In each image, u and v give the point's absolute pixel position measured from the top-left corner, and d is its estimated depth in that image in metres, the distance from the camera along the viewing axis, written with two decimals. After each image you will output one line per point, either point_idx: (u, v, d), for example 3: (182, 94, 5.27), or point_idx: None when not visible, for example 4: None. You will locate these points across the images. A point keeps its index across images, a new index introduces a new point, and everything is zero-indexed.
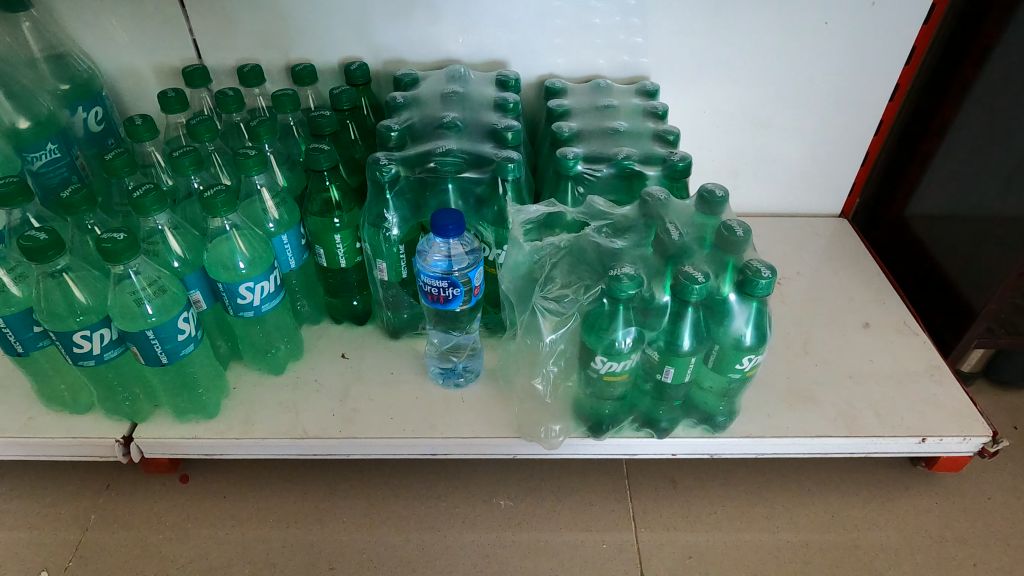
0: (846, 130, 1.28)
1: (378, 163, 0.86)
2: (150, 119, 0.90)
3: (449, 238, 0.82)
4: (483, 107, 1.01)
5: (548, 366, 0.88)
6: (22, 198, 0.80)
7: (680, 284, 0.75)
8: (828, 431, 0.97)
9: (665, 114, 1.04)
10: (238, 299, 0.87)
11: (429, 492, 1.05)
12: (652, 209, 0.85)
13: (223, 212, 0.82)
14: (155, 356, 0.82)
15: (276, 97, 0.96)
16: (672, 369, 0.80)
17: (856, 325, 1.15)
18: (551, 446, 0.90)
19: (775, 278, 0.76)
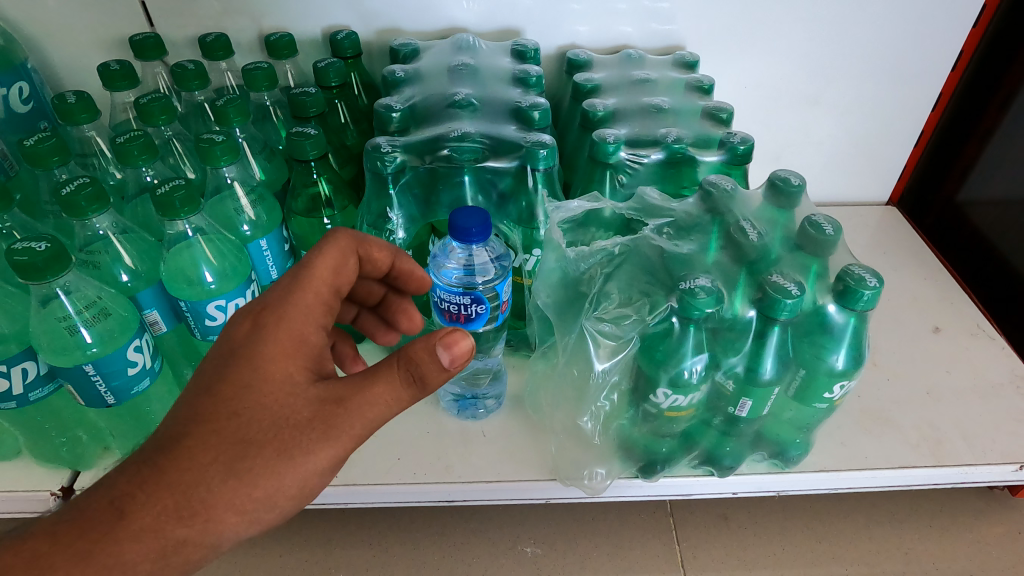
0: (902, 107, 1.13)
1: (379, 150, 0.71)
2: (87, 95, 0.72)
3: (471, 244, 0.65)
4: (500, 81, 0.85)
5: (600, 401, 0.71)
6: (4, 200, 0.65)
7: (769, 298, 0.60)
8: (912, 461, 0.82)
9: (710, 89, 0.88)
10: (207, 321, 0.69)
11: (439, 538, 0.89)
12: (717, 203, 0.69)
13: (184, 214, 0.63)
14: (98, 397, 0.65)
15: (247, 71, 0.78)
16: (750, 402, 0.65)
17: (924, 330, 1.01)
18: (595, 492, 0.73)
19: (883, 288, 0.61)
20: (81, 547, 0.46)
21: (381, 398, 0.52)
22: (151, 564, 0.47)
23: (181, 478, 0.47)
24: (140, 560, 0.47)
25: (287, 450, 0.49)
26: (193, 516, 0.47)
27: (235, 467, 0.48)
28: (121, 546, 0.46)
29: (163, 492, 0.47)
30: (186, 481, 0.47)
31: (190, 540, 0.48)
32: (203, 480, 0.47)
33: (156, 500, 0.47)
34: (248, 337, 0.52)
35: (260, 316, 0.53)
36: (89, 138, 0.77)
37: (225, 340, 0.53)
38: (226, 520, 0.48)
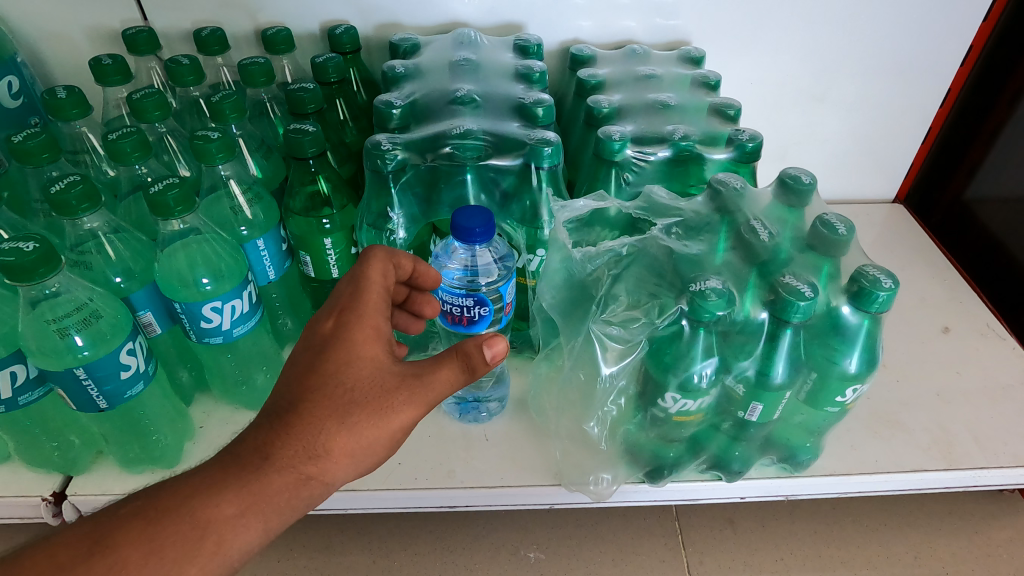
0: (910, 102, 1.11)
1: (379, 148, 0.69)
2: (78, 90, 0.70)
3: (475, 244, 0.63)
4: (502, 76, 0.83)
5: (607, 406, 0.68)
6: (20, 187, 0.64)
7: (781, 300, 0.58)
8: (923, 464, 0.81)
9: (717, 85, 0.87)
10: (202, 323, 0.67)
11: (440, 543, 0.87)
12: (726, 202, 0.68)
13: (178, 214, 0.61)
14: (90, 402, 0.63)
15: (243, 66, 0.76)
16: (760, 406, 0.64)
17: (933, 330, 0.99)
18: (601, 498, 0.72)
19: (897, 290, 0.59)
20: (235, 487, 0.50)
21: (454, 374, 0.56)
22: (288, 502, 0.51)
23: (303, 427, 0.51)
24: (277, 499, 0.51)
25: (385, 408, 0.53)
26: (314, 458, 0.51)
27: (347, 421, 0.52)
28: (265, 484, 0.50)
29: (291, 440, 0.51)
30: (306, 437, 0.51)
31: (317, 477, 0.52)
32: (317, 430, 0.51)
33: (287, 445, 0.51)
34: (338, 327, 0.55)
35: (343, 309, 0.56)
36: (81, 134, 0.76)
37: (312, 333, 0.56)
38: (337, 465, 0.52)
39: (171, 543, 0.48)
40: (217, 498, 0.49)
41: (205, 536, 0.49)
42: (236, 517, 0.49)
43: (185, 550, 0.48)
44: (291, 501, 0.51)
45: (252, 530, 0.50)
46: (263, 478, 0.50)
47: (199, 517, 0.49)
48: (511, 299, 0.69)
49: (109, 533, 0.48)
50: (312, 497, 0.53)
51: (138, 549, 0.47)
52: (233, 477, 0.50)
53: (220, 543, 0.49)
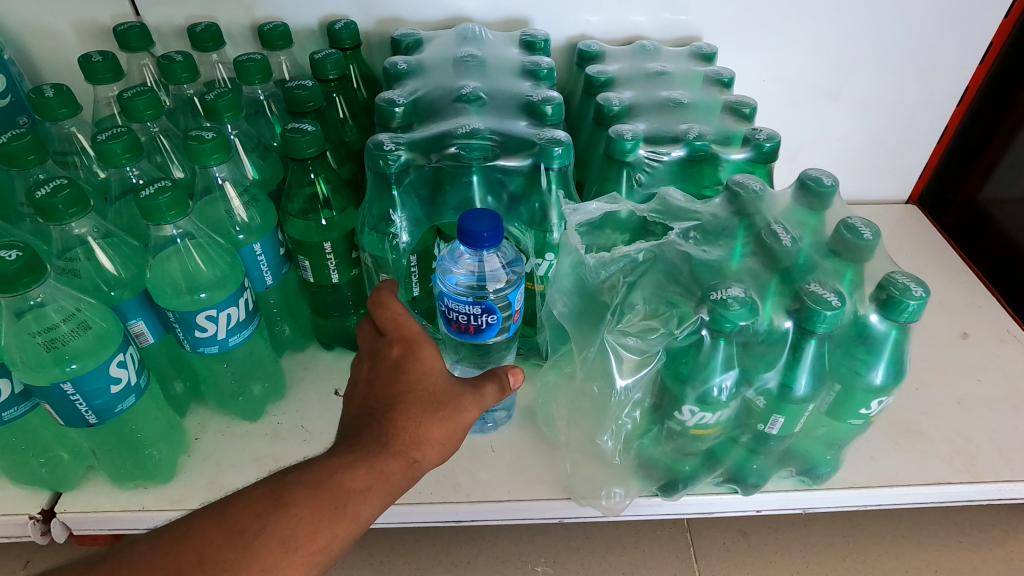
0: (927, 99, 1.07)
1: (381, 148, 0.66)
2: (67, 88, 0.67)
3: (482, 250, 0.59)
4: (508, 73, 0.80)
5: (622, 419, 0.65)
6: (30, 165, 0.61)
7: (806, 309, 0.55)
8: (947, 476, 0.78)
9: (730, 82, 0.83)
10: (197, 333, 0.64)
11: (445, 557, 0.84)
12: (745, 204, 0.65)
13: (171, 218, 0.58)
14: (79, 417, 0.60)
15: (238, 62, 0.73)
16: (781, 419, 0.61)
17: (952, 335, 0.96)
18: (613, 512, 0.69)
19: (928, 298, 0.56)
20: (360, 467, 0.53)
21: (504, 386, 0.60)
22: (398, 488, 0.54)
23: (401, 420, 0.55)
24: (390, 481, 0.54)
25: (463, 405, 0.57)
26: (417, 444, 0.55)
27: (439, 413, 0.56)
28: (381, 465, 0.53)
29: (395, 430, 0.55)
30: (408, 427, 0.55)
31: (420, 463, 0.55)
32: (414, 421, 0.55)
33: (396, 432, 0.55)
34: (404, 350, 0.58)
35: (401, 335, 0.59)
36: (71, 135, 0.73)
37: (379, 358, 0.59)
38: (428, 454, 0.56)
39: (319, 512, 0.51)
40: (349, 473, 0.52)
41: (342, 507, 0.51)
42: (363, 493, 0.52)
43: (329, 519, 0.51)
44: (400, 485, 0.54)
45: (374, 509, 0.53)
46: (379, 460, 0.54)
47: (337, 491, 0.52)
48: (519, 308, 0.66)
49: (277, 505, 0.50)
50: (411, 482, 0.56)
51: (298, 514, 0.50)
52: (356, 460, 0.53)
53: (353, 517, 0.52)
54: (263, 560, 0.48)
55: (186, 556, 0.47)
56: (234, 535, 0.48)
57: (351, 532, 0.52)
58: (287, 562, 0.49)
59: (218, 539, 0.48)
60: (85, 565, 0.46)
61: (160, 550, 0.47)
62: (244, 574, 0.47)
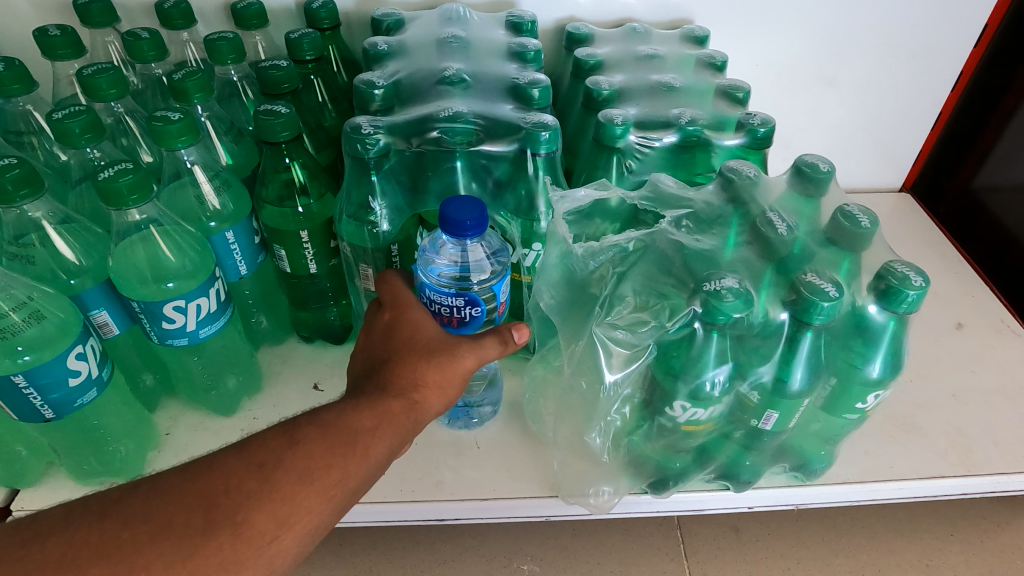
0: (922, 85, 1.05)
1: (360, 132, 0.62)
2: (19, 62, 0.63)
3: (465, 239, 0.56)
4: (494, 55, 0.77)
5: (612, 415, 0.63)
6: None
7: (803, 301, 0.53)
8: (941, 470, 0.76)
9: (723, 66, 0.81)
10: (164, 324, 0.61)
11: (428, 556, 0.82)
12: (739, 191, 0.63)
13: (133, 203, 0.55)
14: (35, 412, 0.57)
15: (209, 41, 0.69)
16: (776, 415, 0.59)
17: (946, 327, 0.94)
18: (602, 510, 0.67)
19: (928, 288, 0.54)
20: (365, 408, 0.52)
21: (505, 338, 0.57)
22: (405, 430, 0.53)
23: (401, 366, 0.54)
24: (397, 421, 0.53)
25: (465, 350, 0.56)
26: (418, 387, 0.54)
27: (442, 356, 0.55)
28: (386, 405, 0.53)
29: (396, 374, 0.54)
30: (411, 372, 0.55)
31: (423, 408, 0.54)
32: (415, 367, 0.55)
33: (396, 375, 0.54)
34: (396, 310, 0.58)
35: (394, 297, 0.59)
36: (26, 113, 0.70)
37: (374, 323, 0.59)
38: (432, 397, 0.55)
39: (333, 448, 0.50)
40: (355, 414, 0.52)
41: (352, 445, 0.50)
42: (370, 432, 0.51)
43: (341, 454, 0.50)
44: (407, 426, 0.53)
45: (385, 448, 0.52)
46: (383, 401, 0.53)
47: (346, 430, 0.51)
48: (505, 299, 0.63)
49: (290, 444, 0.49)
50: (418, 425, 0.55)
51: (313, 450, 0.49)
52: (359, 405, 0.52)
53: (364, 454, 0.51)
54: (283, 491, 0.47)
55: (209, 487, 0.45)
56: (253, 467, 0.47)
57: (365, 468, 0.50)
58: (305, 494, 0.47)
59: (240, 471, 0.47)
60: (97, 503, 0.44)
61: (181, 482, 0.46)
62: (266, 504, 0.46)
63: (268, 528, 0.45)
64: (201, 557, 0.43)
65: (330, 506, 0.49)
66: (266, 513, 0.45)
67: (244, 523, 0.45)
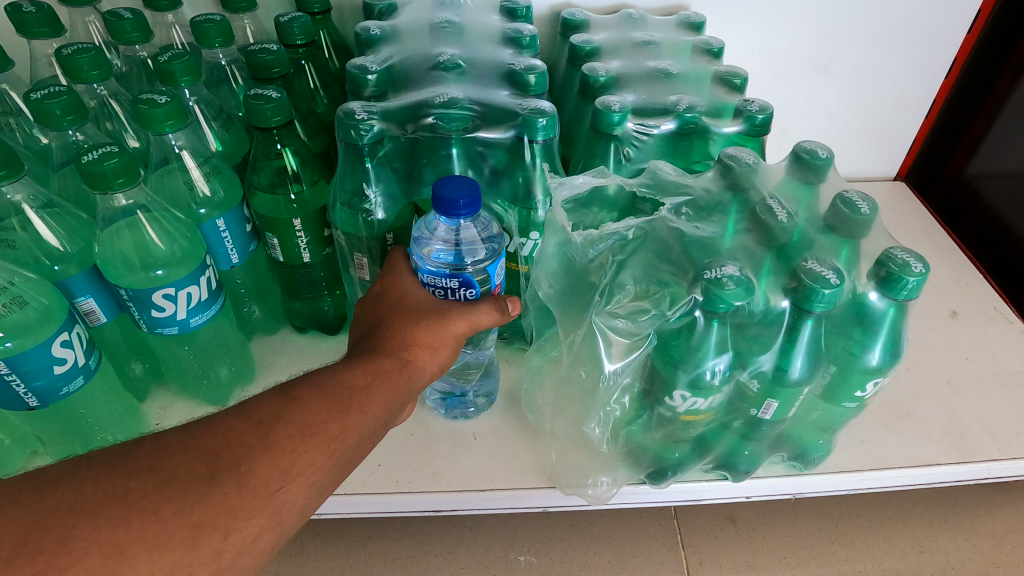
0: (916, 73, 1.05)
1: (353, 117, 0.61)
2: None
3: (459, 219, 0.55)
4: (489, 40, 0.75)
5: (611, 404, 0.62)
6: None
7: (804, 288, 0.52)
8: (936, 458, 0.76)
9: (720, 52, 0.80)
10: (153, 312, 0.59)
11: (424, 547, 0.82)
12: (739, 179, 0.62)
13: (119, 187, 0.53)
14: (18, 399, 0.56)
15: (196, 24, 0.68)
16: (775, 404, 0.58)
17: (940, 315, 0.94)
18: (600, 501, 0.66)
19: (928, 274, 0.54)
20: (357, 368, 0.52)
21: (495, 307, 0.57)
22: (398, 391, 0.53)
23: (390, 329, 0.55)
24: (390, 380, 0.53)
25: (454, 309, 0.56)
26: (408, 347, 0.55)
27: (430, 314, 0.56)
28: (377, 364, 0.53)
29: (386, 337, 0.55)
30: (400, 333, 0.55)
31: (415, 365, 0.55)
32: (403, 329, 0.55)
33: (386, 338, 0.55)
34: (385, 279, 0.59)
35: (386, 266, 0.60)
36: (2, 93, 0.68)
37: (365, 294, 0.59)
38: (424, 358, 0.55)
39: (332, 403, 0.50)
40: (348, 373, 0.52)
41: (348, 401, 0.50)
42: (365, 390, 0.51)
43: (338, 409, 0.50)
44: (401, 385, 0.53)
45: (381, 405, 0.52)
46: (374, 361, 0.53)
47: (339, 387, 0.51)
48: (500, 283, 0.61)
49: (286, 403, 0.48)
50: (414, 385, 0.55)
51: (310, 405, 0.49)
52: (352, 365, 0.53)
53: (362, 410, 0.50)
54: (284, 444, 0.46)
55: (212, 441, 0.45)
56: (253, 423, 0.47)
57: (362, 423, 0.50)
58: (306, 447, 0.47)
59: (240, 427, 0.46)
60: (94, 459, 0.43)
61: (183, 436, 0.45)
62: (267, 457, 0.45)
63: (270, 480, 0.45)
64: (204, 505, 0.42)
65: (332, 460, 0.48)
66: (269, 464, 0.45)
67: (247, 473, 0.44)
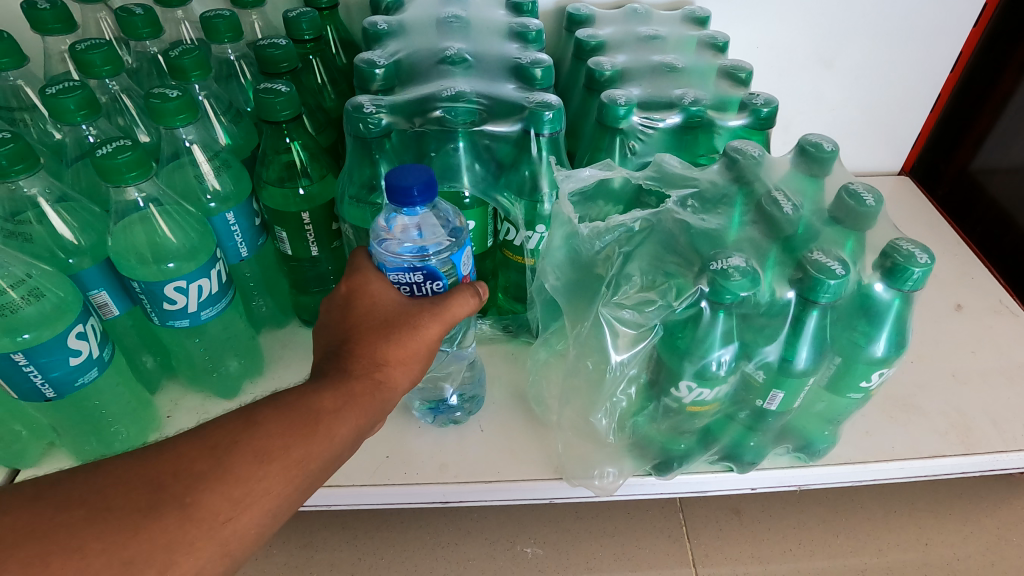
0: (922, 67, 1.05)
1: (361, 112, 0.62)
2: (10, 38, 0.62)
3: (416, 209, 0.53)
4: (495, 35, 0.76)
5: (618, 395, 0.63)
6: None
7: (809, 279, 0.52)
8: (941, 450, 0.76)
9: (724, 47, 0.80)
10: (165, 305, 0.60)
11: (431, 539, 0.82)
12: (744, 171, 0.62)
13: (132, 180, 0.54)
14: (35, 391, 0.56)
15: (205, 19, 0.68)
16: (781, 394, 0.59)
17: (945, 309, 0.94)
18: (606, 492, 0.67)
19: (933, 265, 0.54)
20: (325, 389, 0.53)
21: (468, 294, 0.57)
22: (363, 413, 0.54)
23: (360, 345, 0.55)
24: (358, 402, 0.53)
25: (423, 318, 0.55)
26: (379, 365, 0.55)
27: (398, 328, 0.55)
28: (347, 386, 0.53)
29: (355, 354, 0.55)
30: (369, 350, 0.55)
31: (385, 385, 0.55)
32: (374, 345, 0.55)
33: (356, 355, 0.55)
34: (351, 282, 0.57)
35: (352, 269, 0.58)
36: (17, 88, 0.68)
37: (332, 298, 0.58)
38: (393, 376, 0.56)
39: (292, 428, 0.50)
40: (315, 395, 0.52)
41: (312, 425, 0.51)
42: (333, 412, 0.52)
43: (301, 434, 0.50)
44: (370, 405, 0.54)
45: (347, 429, 0.53)
46: (344, 382, 0.54)
47: (304, 410, 0.51)
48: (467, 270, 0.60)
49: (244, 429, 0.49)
50: (383, 404, 0.55)
51: (269, 430, 0.49)
52: (321, 385, 0.53)
53: (326, 435, 0.51)
54: (238, 473, 0.47)
55: (164, 469, 0.45)
56: (207, 449, 0.47)
57: (326, 448, 0.51)
58: (263, 474, 0.47)
59: (194, 454, 0.47)
60: (46, 484, 0.44)
61: (137, 463, 0.46)
62: (220, 485, 0.46)
63: (222, 509, 0.45)
64: (148, 537, 0.42)
65: (289, 486, 0.49)
66: (221, 493, 0.46)
67: (195, 504, 0.45)
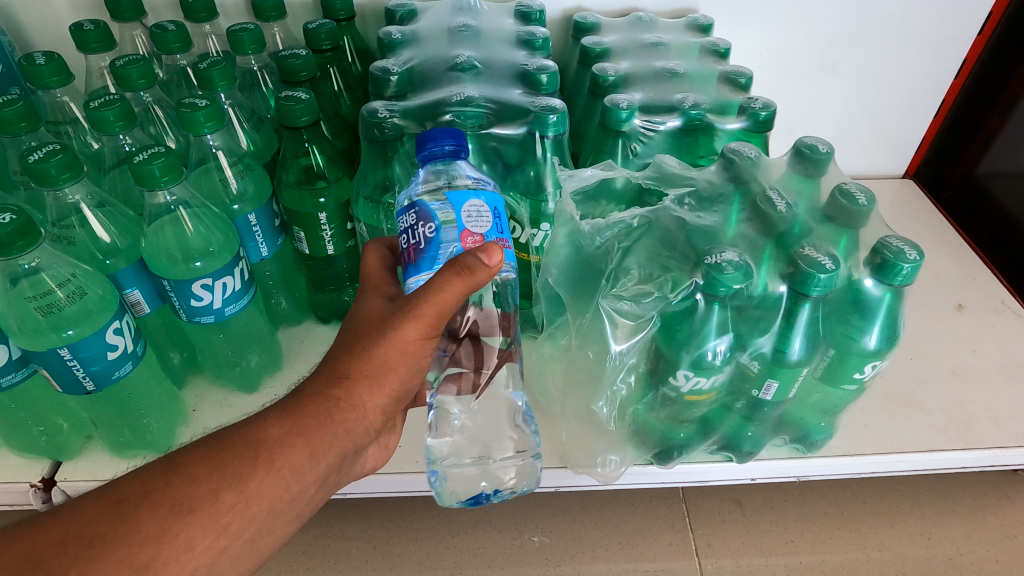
0: (925, 72, 1.07)
1: (375, 116, 0.67)
2: (58, 57, 0.67)
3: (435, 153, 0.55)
4: (503, 43, 0.79)
5: (617, 383, 0.65)
6: (26, 127, 0.61)
7: (800, 273, 0.55)
8: (941, 444, 0.78)
9: (726, 53, 0.83)
10: (192, 301, 0.64)
11: (442, 528, 0.85)
12: (741, 171, 0.65)
13: (165, 184, 0.58)
14: (77, 383, 0.60)
15: (231, 33, 0.72)
16: (776, 384, 0.61)
17: (947, 308, 0.96)
18: (609, 480, 0.70)
19: (922, 261, 0.56)
20: (272, 418, 0.52)
21: (448, 279, 0.49)
22: (307, 444, 0.52)
23: (326, 367, 0.55)
24: (308, 427, 0.52)
25: (386, 327, 0.53)
26: (338, 382, 0.54)
27: (354, 348, 0.55)
28: (295, 413, 0.53)
29: (317, 377, 0.55)
30: (325, 373, 0.55)
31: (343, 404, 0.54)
32: (333, 364, 0.55)
33: (314, 379, 0.55)
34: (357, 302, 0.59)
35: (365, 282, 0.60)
36: (63, 104, 0.73)
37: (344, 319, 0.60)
38: (359, 394, 0.55)
39: (227, 464, 0.49)
40: (261, 425, 0.52)
41: (257, 454, 0.50)
42: (280, 440, 0.51)
43: (234, 471, 0.49)
44: (324, 427, 0.53)
45: (298, 458, 0.51)
46: (293, 409, 0.53)
47: (244, 443, 0.50)
48: (473, 228, 0.53)
49: (161, 478, 0.47)
50: (343, 426, 0.54)
51: (195, 472, 0.48)
52: (271, 413, 0.53)
53: (270, 462, 0.50)
54: (149, 528, 0.45)
55: (51, 537, 0.43)
56: (110, 505, 0.45)
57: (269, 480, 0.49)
58: (181, 524, 0.46)
59: (93, 513, 0.45)
60: None
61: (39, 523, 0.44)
62: (122, 545, 0.44)
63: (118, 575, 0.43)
64: None
65: (219, 533, 0.47)
66: (115, 557, 0.43)
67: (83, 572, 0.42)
